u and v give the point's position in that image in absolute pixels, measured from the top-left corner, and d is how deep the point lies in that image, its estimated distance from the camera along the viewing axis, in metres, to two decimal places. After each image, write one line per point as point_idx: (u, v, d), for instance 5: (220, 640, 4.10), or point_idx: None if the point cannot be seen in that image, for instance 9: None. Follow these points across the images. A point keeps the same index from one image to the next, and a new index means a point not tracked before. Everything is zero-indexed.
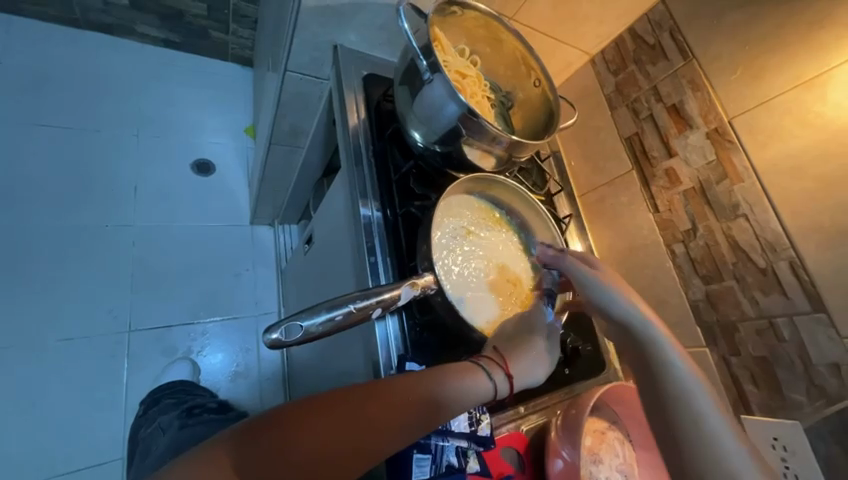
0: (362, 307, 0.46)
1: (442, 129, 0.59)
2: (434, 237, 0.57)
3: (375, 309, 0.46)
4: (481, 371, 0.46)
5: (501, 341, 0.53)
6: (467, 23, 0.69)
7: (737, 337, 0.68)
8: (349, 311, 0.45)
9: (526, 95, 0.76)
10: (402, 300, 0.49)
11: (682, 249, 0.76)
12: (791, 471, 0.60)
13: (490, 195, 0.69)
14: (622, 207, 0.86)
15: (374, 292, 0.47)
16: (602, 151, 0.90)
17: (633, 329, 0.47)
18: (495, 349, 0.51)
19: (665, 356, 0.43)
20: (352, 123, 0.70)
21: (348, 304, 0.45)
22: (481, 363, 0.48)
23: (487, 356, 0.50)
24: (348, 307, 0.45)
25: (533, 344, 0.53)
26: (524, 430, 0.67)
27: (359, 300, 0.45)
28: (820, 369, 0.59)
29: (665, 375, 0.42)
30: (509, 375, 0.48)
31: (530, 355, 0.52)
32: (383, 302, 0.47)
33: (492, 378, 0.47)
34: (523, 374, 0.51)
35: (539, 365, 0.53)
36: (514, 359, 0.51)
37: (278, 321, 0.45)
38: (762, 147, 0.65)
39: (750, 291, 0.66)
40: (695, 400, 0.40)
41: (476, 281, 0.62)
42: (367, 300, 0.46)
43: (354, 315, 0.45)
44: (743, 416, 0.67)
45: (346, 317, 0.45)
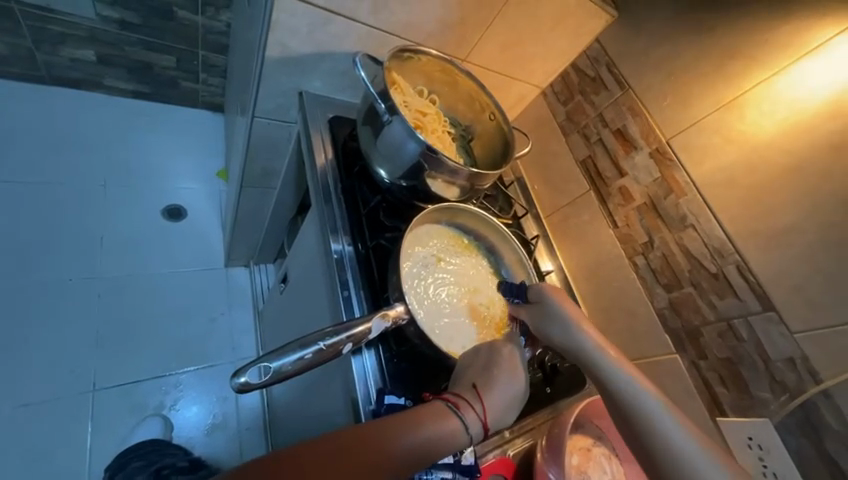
0: (332, 343, 0.46)
1: (405, 164, 0.63)
2: (403, 267, 0.59)
3: (346, 344, 0.46)
4: (458, 425, 0.44)
5: (480, 377, 0.51)
6: (424, 67, 0.75)
7: (702, 341, 0.71)
8: (320, 348, 0.45)
9: (484, 128, 0.82)
10: (374, 333, 0.50)
11: (643, 261, 0.80)
12: (769, 470, 0.61)
13: (457, 223, 0.72)
14: (585, 225, 0.91)
15: (345, 327, 0.47)
16: (561, 175, 0.96)
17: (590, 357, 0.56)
18: (475, 389, 0.49)
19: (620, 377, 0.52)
20: (320, 163, 0.73)
21: (318, 342, 0.45)
22: (460, 414, 0.46)
23: (468, 401, 0.48)
24: (318, 345, 0.45)
25: (512, 384, 0.52)
26: (511, 455, 0.66)
27: (330, 336, 0.46)
28: (778, 365, 0.62)
29: (629, 396, 0.50)
30: (485, 426, 0.46)
31: (509, 396, 0.51)
32: (354, 336, 0.47)
33: (469, 433, 0.45)
34: (499, 421, 0.49)
35: (512, 410, 0.51)
36: (493, 405, 0.49)
37: (246, 363, 0.45)
38: (698, 163, 0.72)
39: (707, 295, 0.71)
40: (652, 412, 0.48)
41: (449, 307, 0.63)
42: (338, 336, 0.46)
43: (325, 352, 0.45)
44: (719, 419, 0.69)
45: (317, 355, 0.44)
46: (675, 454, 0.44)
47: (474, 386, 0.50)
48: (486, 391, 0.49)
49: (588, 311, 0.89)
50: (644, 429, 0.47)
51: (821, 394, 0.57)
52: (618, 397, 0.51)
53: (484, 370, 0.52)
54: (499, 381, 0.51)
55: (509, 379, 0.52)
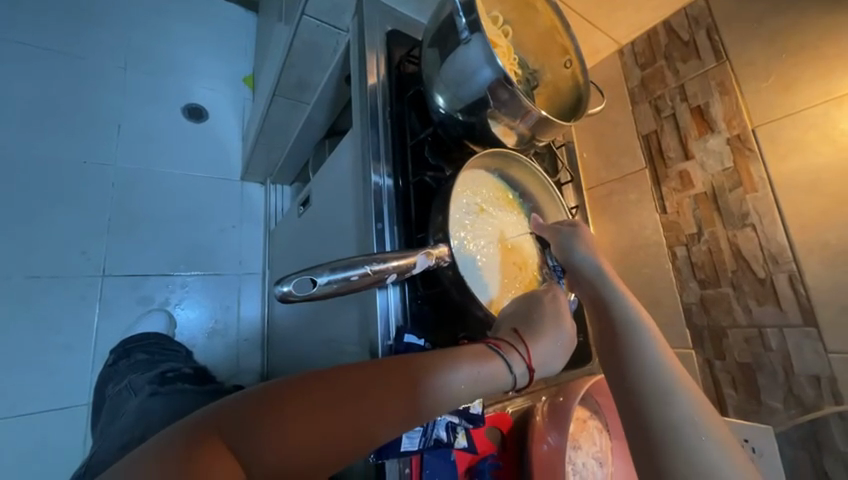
0: (377, 269, 0.43)
1: (471, 96, 0.56)
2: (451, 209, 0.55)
3: (391, 274, 0.44)
4: (502, 365, 0.42)
5: (521, 323, 0.49)
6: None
7: (725, 343, 0.70)
8: (365, 272, 0.43)
9: (553, 75, 0.73)
10: (416, 269, 0.47)
11: (683, 252, 0.77)
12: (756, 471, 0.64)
13: (507, 175, 0.68)
14: (630, 204, 0.86)
15: (392, 257, 0.45)
16: (616, 146, 0.89)
17: (600, 287, 0.50)
18: (516, 333, 0.47)
19: (625, 309, 0.45)
20: (371, 81, 0.66)
21: (364, 265, 0.43)
22: (504, 355, 0.43)
23: (512, 344, 0.45)
24: (364, 268, 0.43)
25: (558, 330, 0.49)
26: (509, 412, 0.67)
27: (377, 262, 0.43)
28: (800, 379, 0.61)
29: (626, 324, 0.43)
30: (530, 368, 0.44)
31: (555, 343, 0.48)
32: (398, 268, 0.45)
33: (513, 374, 0.42)
34: (545, 368, 0.46)
35: (559, 354, 0.48)
36: (537, 350, 0.46)
37: (290, 273, 0.42)
38: (781, 159, 0.65)
39: (745, 299, 0.68)
40: (645, 344, 0.40)
41: (483, 259, 0.60)
42: (384, 264, 0.44)
43: (369, 277, 0.43)
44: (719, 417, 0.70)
45: (362, 278, 0.42)
46: (653, 384, 0.36)
47: (516, 331, 0.47)
48: (529, 337, 0.47)
49: None
50: (627, 354, 0.40)
51: (837, 415, 0.57)
52: (610, 322, 0.44)
53: (526, 317, 0.50)
54: (544, 331, 0.48)
55: (554, 327, 0.49)
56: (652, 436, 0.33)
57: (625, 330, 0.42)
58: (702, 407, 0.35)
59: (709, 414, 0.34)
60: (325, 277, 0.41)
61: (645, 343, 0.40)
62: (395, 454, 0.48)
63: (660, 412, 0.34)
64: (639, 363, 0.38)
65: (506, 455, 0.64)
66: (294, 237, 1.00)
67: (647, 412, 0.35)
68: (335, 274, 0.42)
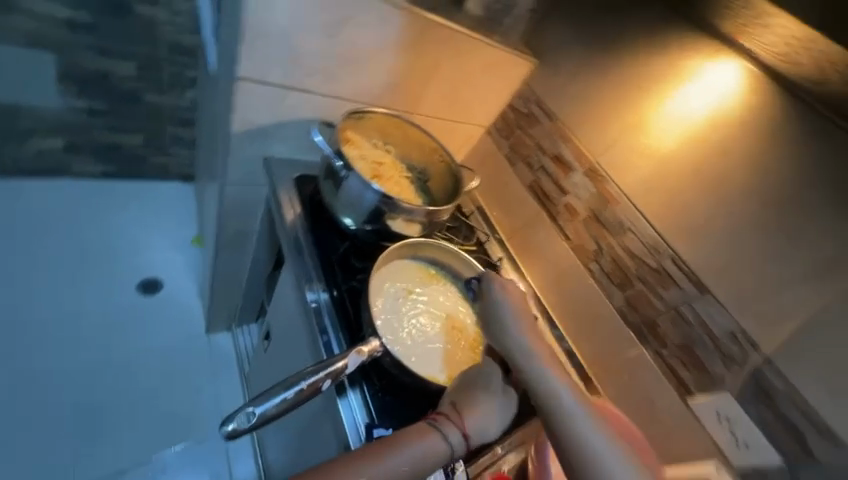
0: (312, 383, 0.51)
1: (366, 211, 0.71)
2: (372, 304, 0.65)
3: (324, 382, 0.52)
4: (437, 439, 0.51)
5: (457, 393, 0.58)
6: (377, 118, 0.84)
7: (661, 332, 0.77)
8: (301, 389, 0.51)
9: (434, 168, 0.91)
10: (350, 368, 0.55)
11: (597, 267, 0.88)
12: (739, 439, 0.66)
13: (424, 255, 0.78)
14: (543, 240, 0.99)
15: (325, 367, 0.53)
16: (513, 200, 1.05)
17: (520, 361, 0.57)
18: (452, 405, 0.56)
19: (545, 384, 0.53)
20: (289, 219, 0.79)
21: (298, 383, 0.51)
22: (439, 428, 0.53)
23: (447, 416, 0.54)
24: (297, 386, 0.52)
25: (490, 392, 0.57)
26: (507, 471, 0.67)
27: (310, 375, 0.52)
28: (724, 341, 0.69)
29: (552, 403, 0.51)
30: (463, 434, 0.53)
31: (487, 407, 0.56)
32: (331, 374, 0.53)
33: (446, 441, 0.52)
34: (482, 429, 0.55)
35: (495, 414, 0.56)
36: (470, 417, 0.55)
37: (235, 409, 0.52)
38: (624, 175, 0.83)
39: (655, 289, 0.78)
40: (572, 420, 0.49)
41: (422, 334, 0.67)
42: (315, 375, 0.52)
43: (304, 392, 0.51)
44: (690, 401, 0.73)
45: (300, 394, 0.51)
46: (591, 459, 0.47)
47: (453, 403, 0.56)
48: (463, 407, 0.55)
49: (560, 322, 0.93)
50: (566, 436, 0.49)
51: (765, 361, 0.65)
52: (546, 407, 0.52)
53: (462, 389, 0.58)
54: (478, 399, 0.56)
55: (487, 395, 0.57)
56: None
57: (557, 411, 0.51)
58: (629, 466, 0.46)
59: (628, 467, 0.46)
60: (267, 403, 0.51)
61: (576, 420, 0.49)
62: None
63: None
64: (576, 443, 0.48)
65: None
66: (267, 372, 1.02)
67: None
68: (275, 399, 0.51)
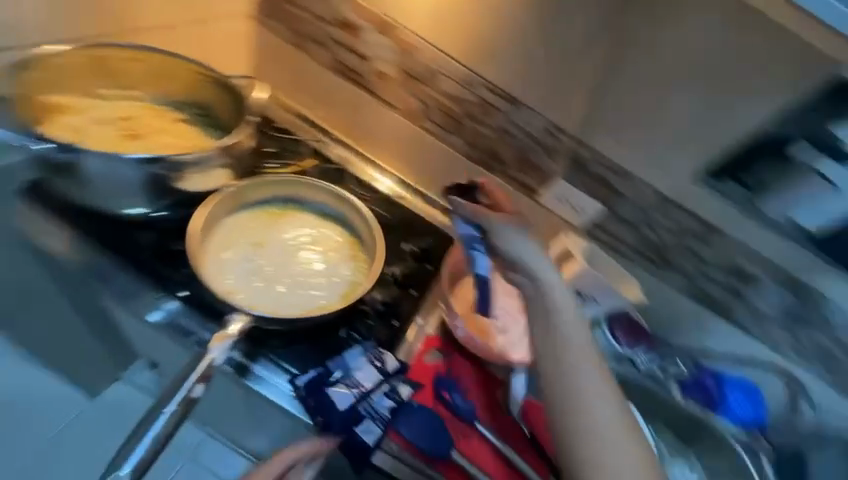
0: (176, 401, 0.52)
1: (144, 187, 0.65)
2: (209, 278, 0.63)
3: (195, 388, 0.53)
4: None
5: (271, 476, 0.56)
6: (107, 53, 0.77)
7: (501, 155, 0.84)
8: (168, 413, 0.52)
9: (208, 96, 0.81)
10: (220, 359, 0.56)
11: (430, 123, 0.87)
12: (573, 204, 0.84)
13: (256, 200, 0.72)
14: (371, 120, 0.91)
15: (187, 377, 0.54)
16: (326, 91, 0.92)
17: (553, 314, 0.58)
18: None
19: (563, 336, 0.57)
20: (65, 244, 0.66)
21: (159, 413, 0.52)
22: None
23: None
24: (165, 413, 0.52)
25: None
26: (433, 332, 0.76)
27: (175, 396, 0.53)
28: (543, 137, 0.80)
29: (562, 347, 0.56)
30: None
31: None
32: (200, 375, 0.54)
33: None
34: None
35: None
36: None
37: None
38: (413, 16, 0.78)
39: (481, 120, 0.82)
40: (577, 368, 0.55)
41: (290, 274, 0.66)
42: (181, 391, 0.53)
43: (175, 412, 0.52)
44: (538, 198, 0.86)
45: (168, 419, 0.51)
46: (575, 403, 0.54)
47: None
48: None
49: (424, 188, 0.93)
50: (565, 376, 0.55)
51: (576, 141, 0.78)
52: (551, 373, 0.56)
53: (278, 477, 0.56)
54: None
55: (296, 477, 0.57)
56: (569, 428, 0.53)
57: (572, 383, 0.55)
58: (609, 409, 0.54)
59: (622, 423, 0.54)
60: (131, 458, 0.49)
61: (583, 376, 0.55)
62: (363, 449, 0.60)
63: (579, 417, 0.53)
64: (574, 389, 0.54)
65: (455, 356, 0.74)
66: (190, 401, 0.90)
67: (571, 424, 0.53)
68: (141, 443, 0.50)
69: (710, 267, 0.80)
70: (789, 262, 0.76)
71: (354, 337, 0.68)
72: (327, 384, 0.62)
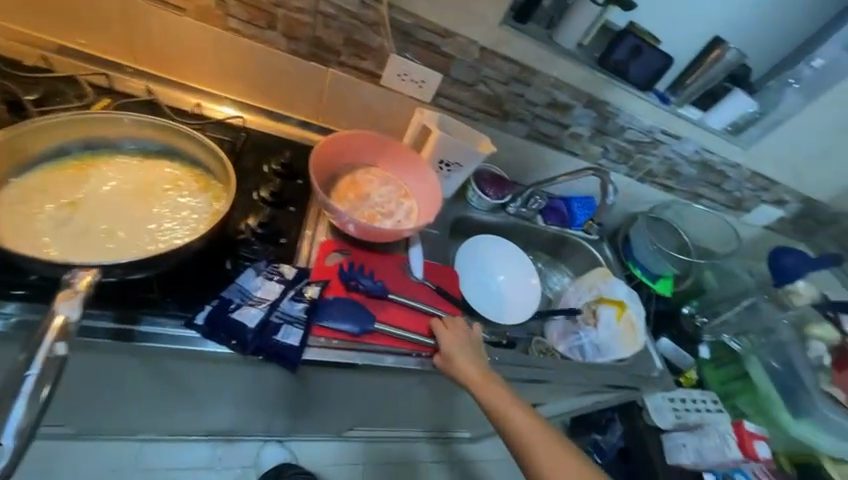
0: (39, 362, 0.46)
1: None
2: (17, 245, 0.53)
3: (58, 345, 0.47)
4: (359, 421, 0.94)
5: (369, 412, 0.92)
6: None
7: (327, 42, 0.80)
8: (35, 374, 0.45)
9: None
10: (77, 314, 0.49)
11: (234, 21, 0.75)
12: (414, 78, 0.87)
13: (44, 155, 0.61)
14: (163, 34, 0.76)
15: (38, 342, 0.46)
16: (78, 3, 0.71)
17: (483, 398, 0.66)
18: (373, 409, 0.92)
19: (495, 408, 0.65)
20: None
21: (23, 377, 0.45)
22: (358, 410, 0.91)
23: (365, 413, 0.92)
24: (30, 375, 0.45)
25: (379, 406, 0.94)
26: (327, 237, 0.77)
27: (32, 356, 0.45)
28: (360, 10, 0.77)
29: (508, 425, 0.64)
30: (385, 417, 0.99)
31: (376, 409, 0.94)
32: (57, 334, 0.47)
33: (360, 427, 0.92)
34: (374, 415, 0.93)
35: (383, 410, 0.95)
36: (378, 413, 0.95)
37: None
38: None
39: (290, 5, 0.74)
40: (514, 429, 0.63)
41: (126, 218, 0.60)
42: (38, 352, 0.46)
43: (42, 373, 0.46)
44: (381, 81, 0.87)
45: (38, 382, 0.45)
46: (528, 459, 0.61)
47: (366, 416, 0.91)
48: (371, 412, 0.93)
49: (263, 103, 0.87)
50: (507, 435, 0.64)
51: (391, 8, 0.77)
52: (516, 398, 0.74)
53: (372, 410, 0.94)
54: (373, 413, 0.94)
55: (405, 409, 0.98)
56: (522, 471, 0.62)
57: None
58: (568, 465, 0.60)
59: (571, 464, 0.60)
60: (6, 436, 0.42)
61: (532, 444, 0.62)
62: (291, 351, 0.63)
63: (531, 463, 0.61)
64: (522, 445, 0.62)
65: (353, 252, 0.78)
66: (95, 410, 0.81)
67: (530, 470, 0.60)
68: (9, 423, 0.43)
69: (535, 106, 0.96)
70: (585, 83, 0.94)
71: (243, 264, 0.68)
72: (231, 310, 0.62)
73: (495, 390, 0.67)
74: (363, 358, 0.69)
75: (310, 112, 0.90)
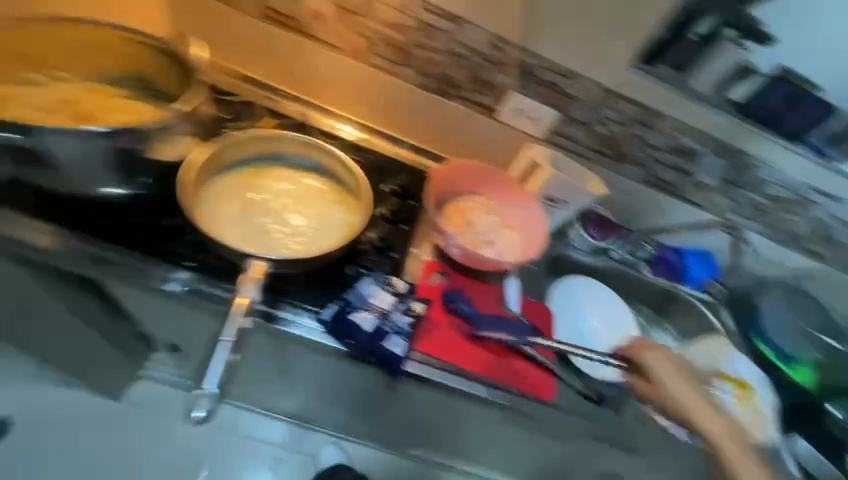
0: (232, 332, 0.60)
1: (112, 163, 0.63)
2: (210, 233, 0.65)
3: (244, 320, 0.62)
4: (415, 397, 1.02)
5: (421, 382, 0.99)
6: (10, 40, 0.65)
7: (455, 79, 0.86)
8: (228, 341, 0.60)
9: (134, 60, 0.71)
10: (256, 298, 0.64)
11: (380, 60, 0.86)
12: (533, 116, 0.88)
13: (233, 161, 0.73)
14: (319, 68, 0.88)
15: (231, 316, 0.61)
16: (263, 42, 0.86)
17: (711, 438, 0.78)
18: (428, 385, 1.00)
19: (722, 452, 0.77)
20: (36, 240, 0.62)
21: (220, 342, 0.60)
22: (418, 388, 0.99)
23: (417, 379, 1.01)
24: (225, 342, 0.60)
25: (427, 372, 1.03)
26: (431, 258, 0.83)
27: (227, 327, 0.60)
28: (491, 53, 0.82)
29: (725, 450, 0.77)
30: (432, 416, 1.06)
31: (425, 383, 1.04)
32: (243, 311, 0.62)
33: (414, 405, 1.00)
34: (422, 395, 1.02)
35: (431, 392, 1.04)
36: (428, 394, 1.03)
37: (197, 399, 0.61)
38: None
39: (430, 47, 0.83)
40: (730, 459, 0.76)
41: (284, 220, 0.71)
42: (232, 323, 0.61)
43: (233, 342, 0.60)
44: (499, 116, 0.90)
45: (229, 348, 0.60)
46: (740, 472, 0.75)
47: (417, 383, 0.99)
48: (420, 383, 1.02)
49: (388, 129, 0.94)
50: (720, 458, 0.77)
51: (521, 50, 0.81)
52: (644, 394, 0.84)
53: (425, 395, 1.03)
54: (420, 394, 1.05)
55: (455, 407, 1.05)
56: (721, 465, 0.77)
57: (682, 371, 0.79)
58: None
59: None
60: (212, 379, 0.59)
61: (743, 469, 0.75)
62: (398, 358, 0.68)
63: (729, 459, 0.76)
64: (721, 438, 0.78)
65: (453, 275, 0.83)
66: None
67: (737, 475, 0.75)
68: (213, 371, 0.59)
69: (657, 149, 0.91)
70: (716, 129, 0.88)
71: (362, 271, 0.74)
72: (350, 312, 0.69)
73: (723, 435, 0.78)
74: (457, 376, 0.73)
75: (428, 140, 0.94)
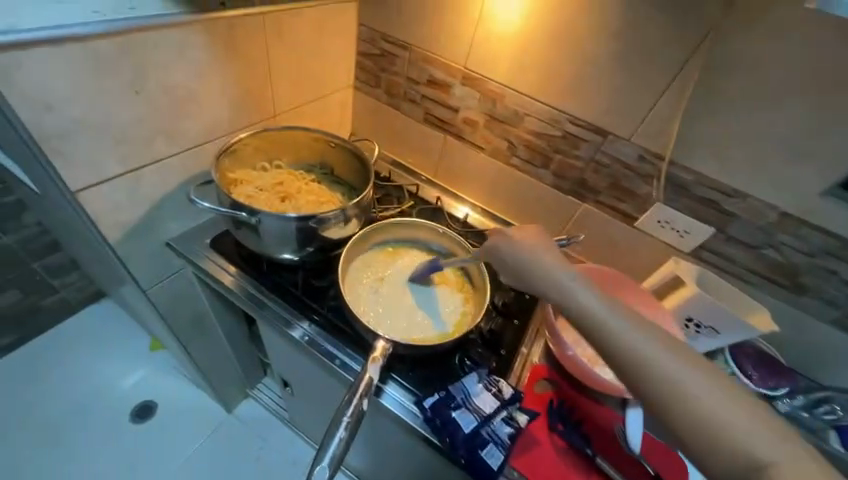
0: (353, 411, 0.61)
1: (293, 236, 0.74)
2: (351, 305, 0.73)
3: (363, 402, 0.62)
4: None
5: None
6: (258, 143, 0.86)
7: (591, 184, 0.87)
8: (347, 422, 0.60)
9: (327, 155, 0.92)
10: (376, 376, 0.65)
11: (517, 159, 0.93)
12: (678, 228, 0.81)
13: (377, 239, 0.85)
14: (462, 162, 1.02)
15: (354, 393, 0.63)
16: (420, 139, 1.05)
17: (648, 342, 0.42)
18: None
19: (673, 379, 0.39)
20: (230, 279, 0.83)
21: (341, 419, 0.60)
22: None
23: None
24: (344, 419, 0.60)
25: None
26: (538, 360, 0.79)
27: (349, 404, 0.61)
28: (637, 164, 0.80)
29: (669, 391, 0.39)
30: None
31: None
32: (364, 391, 0.63)
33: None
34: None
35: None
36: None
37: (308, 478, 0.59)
38: (496, 68, 0.85)
39: (569, 153, 0.86)
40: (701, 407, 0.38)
41: (411, 299, 0.77)
42: (353, 401, 0.62)
43: (351, 421, 0.60)
44: (636, 223, 0.86)
45: (348, 429, 0.60)
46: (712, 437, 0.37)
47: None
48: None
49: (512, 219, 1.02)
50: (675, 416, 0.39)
51: (671, 164, 0.76)
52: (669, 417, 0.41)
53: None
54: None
55: None
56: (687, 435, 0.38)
57: (639, 354, 0.42)
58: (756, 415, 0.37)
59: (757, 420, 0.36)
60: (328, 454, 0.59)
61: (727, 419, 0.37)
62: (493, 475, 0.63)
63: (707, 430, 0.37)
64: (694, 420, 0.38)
65: (561, 388, 0.76)
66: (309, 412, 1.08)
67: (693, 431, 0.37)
68: (329, 449, 0.59)
69: None
70: None
71: (467, 364, 0.74)
72: (451, 407, 0.67)
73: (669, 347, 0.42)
74: None
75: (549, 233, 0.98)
